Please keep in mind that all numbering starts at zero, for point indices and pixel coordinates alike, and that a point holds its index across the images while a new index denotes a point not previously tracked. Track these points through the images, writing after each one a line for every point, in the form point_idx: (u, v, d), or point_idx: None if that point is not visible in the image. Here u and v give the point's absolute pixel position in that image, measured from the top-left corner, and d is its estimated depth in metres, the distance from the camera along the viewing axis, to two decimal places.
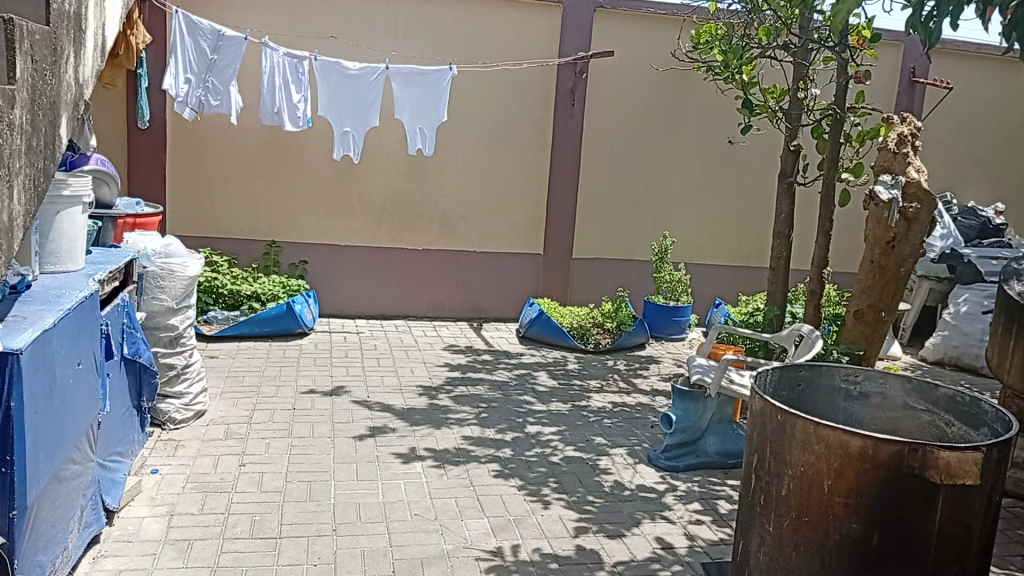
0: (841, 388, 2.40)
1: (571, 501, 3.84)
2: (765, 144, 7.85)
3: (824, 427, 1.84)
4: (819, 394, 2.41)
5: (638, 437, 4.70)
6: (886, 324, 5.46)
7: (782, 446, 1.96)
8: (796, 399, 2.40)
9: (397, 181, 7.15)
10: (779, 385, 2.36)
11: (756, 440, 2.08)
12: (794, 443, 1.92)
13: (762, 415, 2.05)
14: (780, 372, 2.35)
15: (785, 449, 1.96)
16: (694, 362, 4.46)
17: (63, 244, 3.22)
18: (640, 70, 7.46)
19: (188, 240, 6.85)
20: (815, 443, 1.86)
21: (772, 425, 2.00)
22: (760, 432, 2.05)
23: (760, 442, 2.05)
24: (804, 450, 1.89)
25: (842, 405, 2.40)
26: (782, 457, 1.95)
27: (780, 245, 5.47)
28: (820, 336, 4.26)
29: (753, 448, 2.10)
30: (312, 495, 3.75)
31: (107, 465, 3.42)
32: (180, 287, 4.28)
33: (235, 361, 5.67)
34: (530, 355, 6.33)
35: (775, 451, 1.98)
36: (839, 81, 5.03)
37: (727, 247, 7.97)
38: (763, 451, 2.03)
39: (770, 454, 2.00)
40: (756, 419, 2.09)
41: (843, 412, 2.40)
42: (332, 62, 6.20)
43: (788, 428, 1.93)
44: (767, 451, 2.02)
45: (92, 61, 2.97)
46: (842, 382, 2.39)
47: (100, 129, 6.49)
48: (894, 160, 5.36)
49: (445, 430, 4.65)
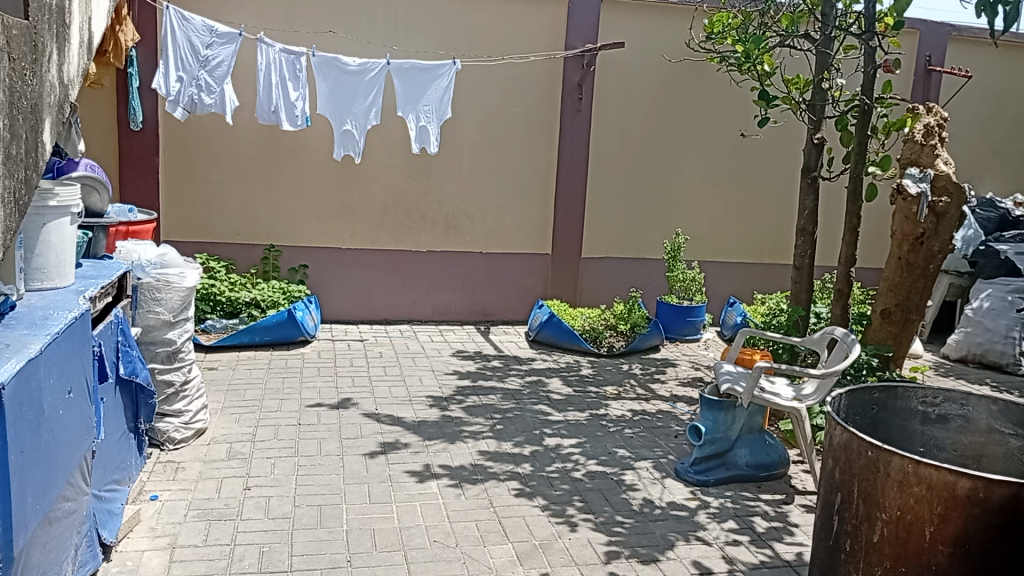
0: (919, 411, 2.44)
1: (599, 522, 3.61)
2: (779, 137, 7.64)
3: (924, 466, 1.83)
4: (896, 417, 2.46)
5: (663, 449, 4.47)
6: (914, 324, 5.26)
7: (873, 486, 1.95)
8: (871, 422, 2.45)
9: (400, 181, 6.90)
10: (854, 410, 2.42)
11: (841, 478, 2.08)
12: (889, 485, 1.91)
13: (849, 450, 2.04)
14: (854, 397, 2.41)
15: (876, 490, 1.94)
16: (721, 369, 4.26)
17: (49, 259, 2.96)
18: (649, 62, 7.22)
19: (183, 245, 6.58)
20: (915, 484, 1.85)
21: (861, 461, 1.99)
22: (848, 470, 2.04)
23: (846, 481, 2.04)
24: (901, 492, 1.87)
25: (920, 427, 2.44)
26: (875, 499, 1.94)
27: (804, 243, 5.24)
28: (856, 342, 4.03)
29: (836, 487, 2.09)
30: (323, 521, 3.51)
31: (103, 497, 3.17)
32: (177, 299, 4.03)
33: (235, 373, 5.41)
34: (541, 361, 6.10)
35: (865, 492, 1.97)
36: (867, 70, 4.79)
37: (742, 242, 7.75)
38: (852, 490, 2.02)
39: (859, 496, 2.00)
40: (841, 455, 2.08)
41: (921, 436, 2.44)
42: (330, 58, 5.94)
43: (882, 466, 1.92)
44: (855, 491, 2.01)
45: (78, 59, 2.71)
46: (919, 404, 2.43)
47: (90, 132, 6.21)
48: (922, 152, 5.15)
49: (459, 444, 4.41)
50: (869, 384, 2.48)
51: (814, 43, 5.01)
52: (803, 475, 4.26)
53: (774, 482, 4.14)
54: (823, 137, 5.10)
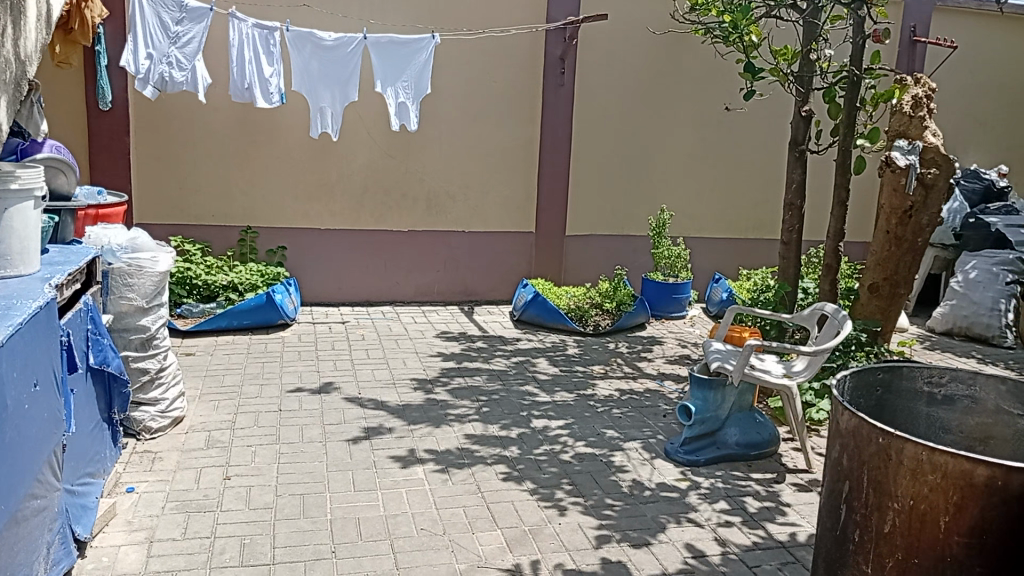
0: (925, 391, 2.48)
1: (588, 506, 3.54)
2: (764, 109, 7.56)
3: (940, 454, 1.84)
4: (900, 399, 2.50)
5: (652, 429, 4.41)
6: (902, 299, 5.23)
7: (884, 475, 1.97)
8: (875, 404, 2.49)
9: (380, 159, 6.74)
10: (858, 392, 2.46)
11: (849, 465, 2.10)
12: (901, 474, 1.92)
13: (858, 437, 2.06)
14: (858, 378, 2.45)
15: (888, 479, 1.96)
16: (710, 347, 4.20)
17: (13, 245, 2.81)
18: (632, 34, 7.09)
19: (157, 228, 6.41)
20: (930, 473, 1.86)
21: (871, 449, 2.01)
22: (858, 458, 2.06)
23: (856, 469, 2.06)
24: (914, 480, 1.89)
25: (925, 408, 2.49)
26: (886, 488, 1.95)
27: (792, 217, 5.17)
28: (847, 317, 3.97)
29: (845, 474, 2.12)
30: (306, 511, 3.42)
31: (76, 490, 3.06)
32: (149, 285, 3.90)
33: (214, 359, 5.29)
34: (526, 340, 6.01)
35: (876, 480, 1.99)
36: (855, 40, 4.70)
37: (728, 217, 7.68)
38: (863, 478, 2.04)
39: (868, 485, 2.02)
40: (849, 442, 2.10)
41: (926, 417, 2.49)
42: (304, 33, 5.76)
43: (894, 453, 1.93)
44: (864, 480, 2.03)
45: (36, 35, 2.54)
46: (924, 384, 2.47)
47: (57, 112, 5.99)
48: (910, 124, 5.06)
49: (445, 428, 4.32)
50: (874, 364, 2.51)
51: (802, 13, 4.91)
52: (793, 453, 4.22)
53: (764, 461, 4.10)
54: (811, 109, 5.01)
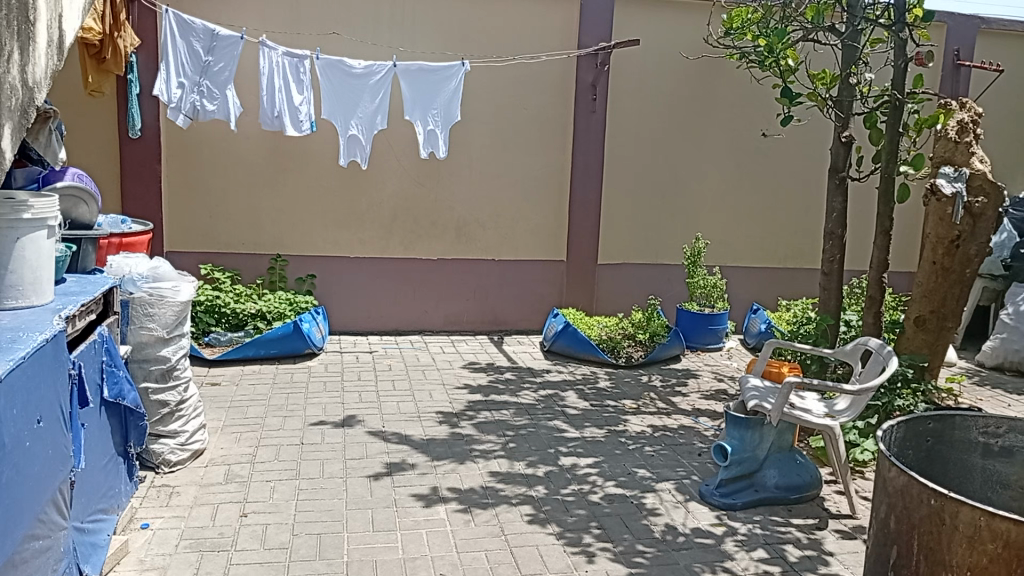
0: (980, 442, 2.51)
1: (618, 552, 3.36)
2: (802, 135, 7.36)
3: (999, 521, 1.80)
4: (953, 450, 2.54)
5: (686, 469, 4.21)
6: (949, 333, 4.99)
7: (936, 541, 1.93)
8: (925, 454, 2.53)
9: (409, 187, 6.68)
10: (907, 443, 2.50)
11: (897, 529, 2.07)
12: (954, 540, 1.89)
13: (907, 498, 2.03)
14: (906, 429, 2.49)
15: (940, 544, 1.92)
16: (747, 384, 4.01)
17: (26, 275, 2.76)
18: (666, 59, 6.97)
19: (186, 256, 6.40)
20: (987, 540, 1.82)
21: (921, 512, 1.98)
22: (908, 521, 2.02)
23: (906, 533, 2.03)
24: (970, 548, 1.86)
25: (979, 460, 2.52)
26: (939, 554, 1.92)
27: (833, 247, 4.96)
28: (892, 353, 3.76)
29: (892, 538, 2.09)
30: (322, 552, 3.28)
31: (86, 528, 2.96)
32: (170, 315, 3.85)
33: (238, 389, 5.20)
34: (556, 372, 5.85)
35: (928, 546, 1.95)
36: (897, 63, 4.52)
37: (765, 246, 7.47)
38: (913, 542, 2.01)
39: (919, 550, 1.98)
40: (897, 502, 2.07)
41: (982, 471, 2.52)
42: (334, 61, 5.74)
43: (947, 517, 1.90)
44: (914, 544, 2.00)
45: (47, 61, 2.50)
46: (980, 435, 2.51)
47: (91, 141, 6.02)
48: (956, 150, 4.86)
49: (470, 465, 4.17)
50: (925, 414, 2.54)
51: (840, 36, 4.74)
52: (837, 497, 4.00)
53: (805, 505, 3.88)
54: (851, 135, 4.82)
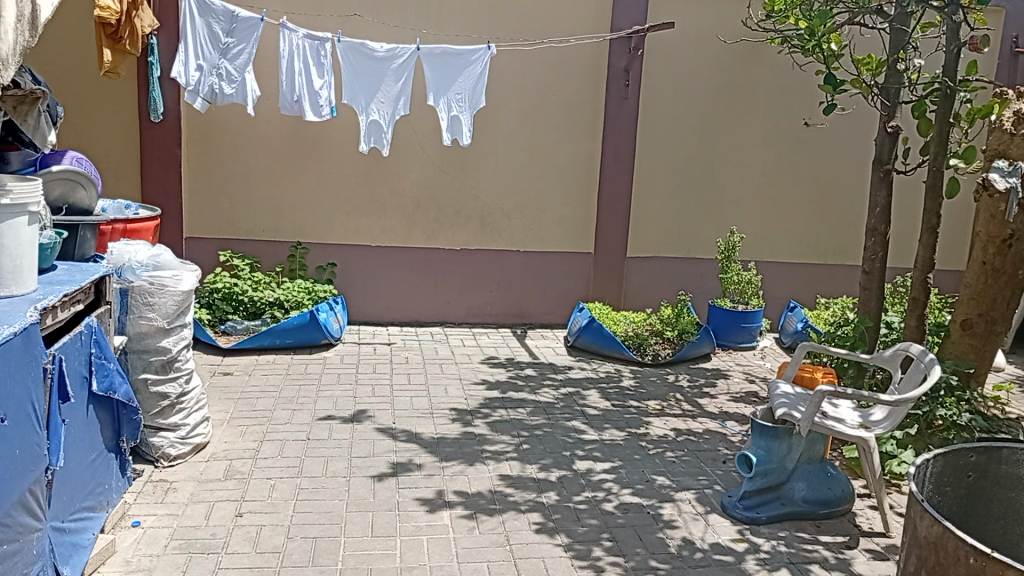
0: None
1: (629, 568, 3.13)
2: (846, 124, 7.00)
3: None
4: (995, 485, 2.35)
5: (708, 477, 3.97)
6: (998, 338, 4.71)
7: None
8: (965, 492, 2.35)
9: (432, 175, 6.49)
10: (943, 478, 2.31)
11: None
12: None
13: (942, 551, 1.81)
14: (943, 461, 2.29)
15: None
16: (776, 390, 3.75)
17: (4, 265, 2.62)
18: (703, 44, 6.66)
19: (206, 242, 6.30)
20: None
21: (959, 568, 1.76)
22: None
23: None
24: None
25: None
26: None
27: (875, 244, 4.65)
28: (936, 362, 3.47)
29: None
30: (315, 558, 3.12)
31: (67, 528, 2.82)
32: (171, 304, 3.72)
33: (250, 380, 5.08)
34: (579, 369, 5.63)
35: None
36: (949, 47, 4.18)
37: (804, 241, 7.14)
38: None
39: None
40: (929, 555, 1.86)
41: None
42: (356, 44, 5.55)
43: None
44: None
45: (15, 38, 2.35)
46: None
47: (109, 123, 5.92)
48: (1012, 143, 4.43)
49: (479, 467, 3.98)
50: (967, 445, 2.36)
51: (887, 19, 4.41)
52: (869, 512, 3.72)
53: (834, 521, 3.62)
54: (898, 125, 4.50)
